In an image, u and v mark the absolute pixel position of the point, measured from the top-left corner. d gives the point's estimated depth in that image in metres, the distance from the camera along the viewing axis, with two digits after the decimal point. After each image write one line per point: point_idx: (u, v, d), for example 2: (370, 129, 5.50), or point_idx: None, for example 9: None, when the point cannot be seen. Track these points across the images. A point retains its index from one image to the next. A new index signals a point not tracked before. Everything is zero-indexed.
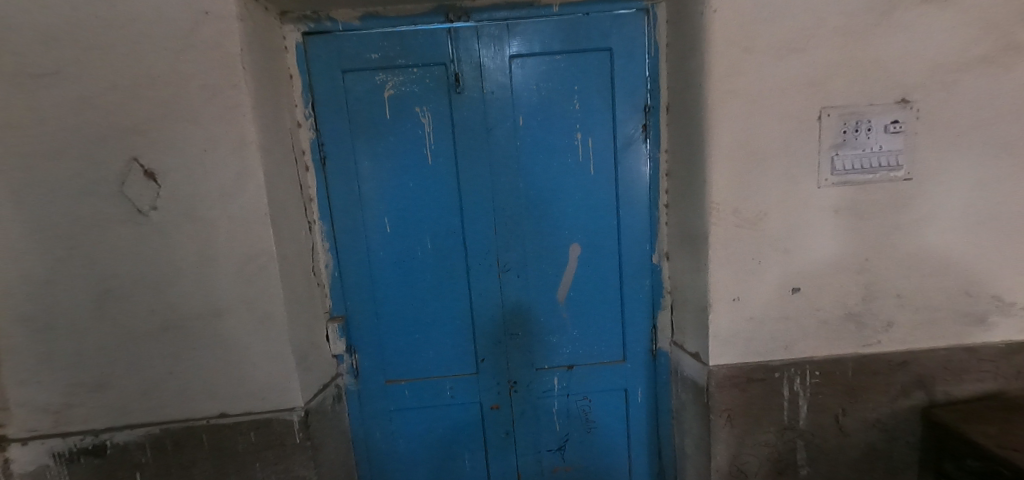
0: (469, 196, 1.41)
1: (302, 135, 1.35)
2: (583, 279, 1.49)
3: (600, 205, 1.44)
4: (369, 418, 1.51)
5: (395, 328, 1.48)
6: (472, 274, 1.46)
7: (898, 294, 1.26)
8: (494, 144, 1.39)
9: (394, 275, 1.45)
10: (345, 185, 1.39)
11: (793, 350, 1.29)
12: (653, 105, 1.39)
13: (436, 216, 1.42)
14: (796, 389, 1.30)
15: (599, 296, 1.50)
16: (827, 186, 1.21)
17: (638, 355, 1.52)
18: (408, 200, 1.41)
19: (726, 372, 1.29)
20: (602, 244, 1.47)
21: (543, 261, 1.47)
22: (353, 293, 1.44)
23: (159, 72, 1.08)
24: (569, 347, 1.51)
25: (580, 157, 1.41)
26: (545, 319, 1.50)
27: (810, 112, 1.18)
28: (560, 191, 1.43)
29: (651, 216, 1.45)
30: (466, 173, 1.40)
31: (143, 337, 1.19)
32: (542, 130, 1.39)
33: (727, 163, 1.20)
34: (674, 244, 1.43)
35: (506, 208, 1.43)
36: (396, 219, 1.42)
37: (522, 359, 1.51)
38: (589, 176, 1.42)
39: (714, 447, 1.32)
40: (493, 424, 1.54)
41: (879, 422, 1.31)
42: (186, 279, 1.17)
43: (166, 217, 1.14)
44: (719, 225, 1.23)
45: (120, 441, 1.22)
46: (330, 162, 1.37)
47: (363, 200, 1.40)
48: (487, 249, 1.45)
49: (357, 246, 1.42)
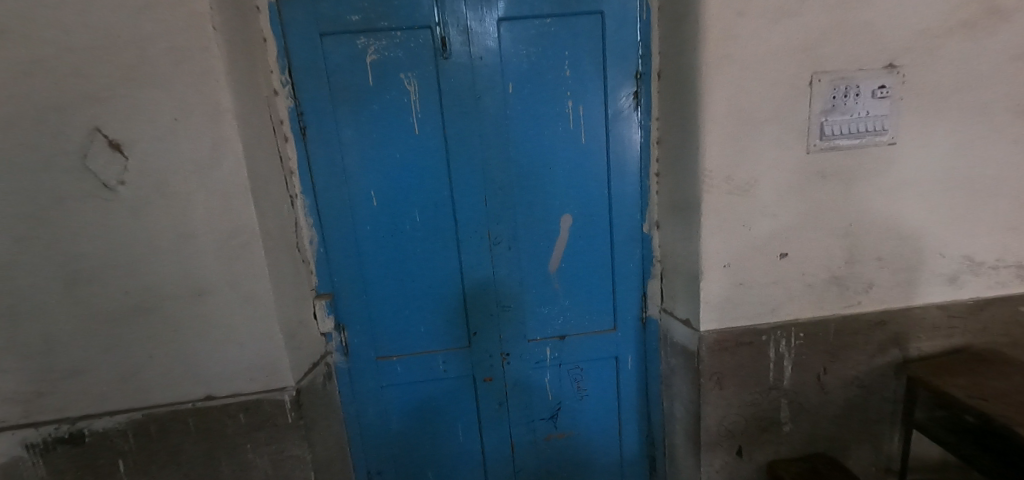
0: (458, 166, 1.37)
1: (280, 103, 1.27)
2: (575, 250, 1.48)
3: (591, 175, 1.43)
4: (360, 395, 1.49)
5: (384, 304, 1.45)
6: (463, 248, 1.43)
7: (879, 257, 1.31)
8: (483, 113, 1.35)
9: (382, 251, 1.41)
10: (328, 156, 1.32)
11: (779, 314, 1.33)
12: (644, 72, 1.37)
13: (425, 189, 1.38)
14: (782, 351, 1.34)
15: (590, 266, 1.50)
16: (815, 151, 1.23)
17: (629, 323, 1.54)
18: (395, 172, 1.36)
19: (716, 337, 1.32)
20: (593, 214, 1.46)
21: (534, 233, 1.45)
22: (341, 270, 1.40)
23: (119, 33, 0.99)
24: (561, 317, 1.52)
25: (571, 126, 1.39)
26: (537, 291, 1.50)
27: (802, 78, 1.18)
28: (551, 161, 1.40)
29: (641, 184, 1.45)
30: (455, 143, 1.36)
31: (118, 320, 1.12)
32: (532, 97, 1.36)
33: (719, 129, 1.20)
34: (664, 213, 1.43)
35: (496, 180, 1.39)
36: (382, 192, 1.37)
37: (514, 331, 1.51)
38: (581, 145, 1.40)
39: (704, 409, 1.37)
40: (486, 396, 1.54)
41: (857, 379, 1.38)
42: (163, 258, 1.10)
43: (137, 192, 1.06)
44: (711, 192, 1.23)
45: (99, 428, 1.17)
46: (310, 133, 1.30)
47: (347, 172, 1.34)
48: (478, 222, 1.42)
49: (343, 221, 1.37)
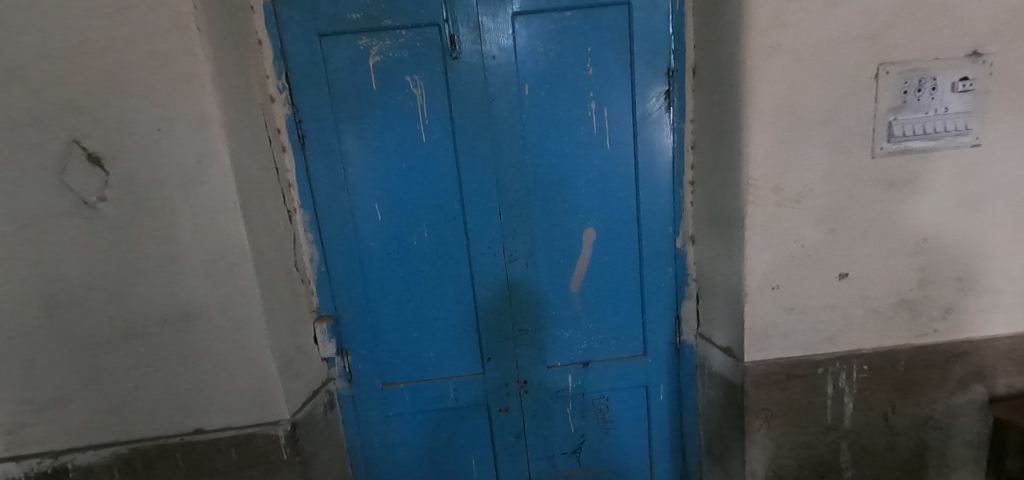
0: (469, 176, 1.25)
1: (277, 111, 1.18)
2: (599, 267, 1.34)
3: (617, 184, 1.28)
4: (365, 425, 1.37)
5: (390, 327, 1.33)
6: (475, 265, 1.30)
7: (959, 278, 1.12)
8: (496, 117, 1.22)
9: (388, 269, 1.29)
10: (328, 168, 1.22)
11: (838, 343, 1.15)
12: (677, 68, 1.22)
13: (433, 202, 1.26)
14: (841, 386, 1.16)
15: (616, 286, 1.35)
16: (882, 155, 1.05)
17: (661, 349, 1.38)
18: (401, 184, 1.25)
19: (763, 370, 1.15)
20: (619, 228, 1.31)
21: (553, 248, 1.32)
22: (343, 290, 1.29)
23: (97, 36, 0.91)
24: (584, 341, 1.37)
25: (594, 130, 1.25)
26: (557, 312, 1.35)
27: (865, 70, 1.01)
28: (572, 169, 1.27)
29: (674, 195, 1.29)
30: (465, 151, 1.24)
31: (101, 347, 1.04)
32: (550, 99, 1.23)
33: (766, 131, 1.04)
34: (701, 227, 1.27)
35: (512, 191, 1.27)
36: (386, 205, 1.26)
37: (532, 357, 1.37)
38: (605, 152, 1.26)
39: (750, 451, 1.19)
40: (502, 428, 1.41)
41: (932, 419, 1.18)
42: (147, 280, 1.01)
43: (118, 208, 0.98)
44: (757, 204, 1.07)
45: (83, 463, 1.08)
46: (309, 142, 1.20)
47: (349, 184, 1.24)
48: (492, 237, 1.29)
49: (345, 237, 1.26)
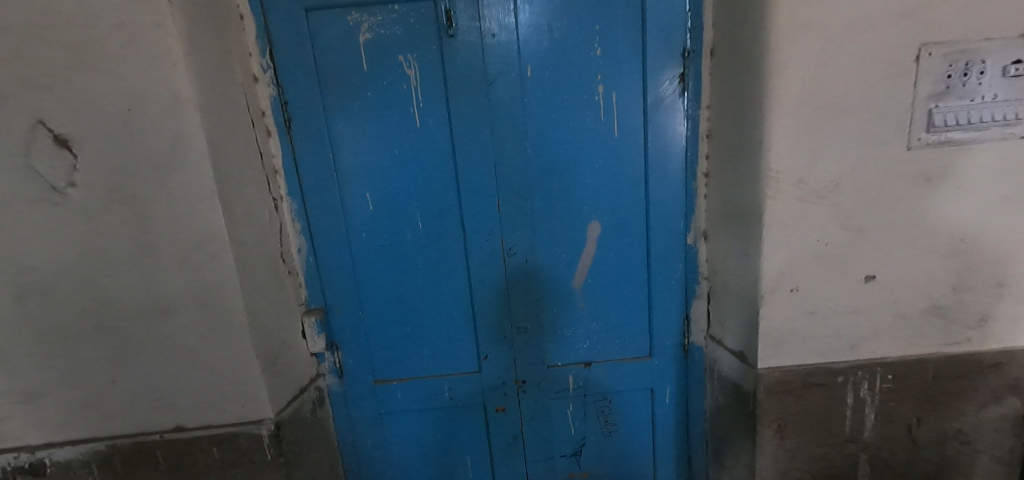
0: (466, 165, 1.17)
1: (261, 92, 1.11)
2: (604, 263, 1.26)
3: (624, 174, 1.19)
4: (357, 423, 1.32)
5: (383, 322, 1.27)
6: (472, 259, 1.23)
7: (999, 283, 1.02)
8: (496, 101, 1.14)
9: (380, 261, 1.23)
10: (317, 154, 1.15)
11: (860, 351, 1.06)
12: (693, 49, 1.12)
13: (429, 192, 1.19)
14: (862, 396, 1.08)
15: (622, 283, 1.27)
16: (919, 147, 0.95)
17: (668, 350, 1.31)
18: (394, 172, 1.17)
19: (778, 377, 1.07)
20: (626, 222, 1.23)
21: (555, 243, 1.24)
22: (333, 283, 1.23)
23: (60, 8, 0.84)
24: (586, 341, 1.30)
25: (602, 116, 1.16)
26: (558, 310, 1.28)
27: (905, 51, 0.91)
28: (577, 159, 1.18)
29: (687, 187, 1.20)
30: (463, 138, 1.15)
31: (76, 341, 0.99)
32: (554, 82, 1.14)
33: (791, 119, 0.94)
34: (714, 222, 1.19)
35: (512, 181, 1.19)
36: (378, 194, 1.18)
37: (532, 356, 1.30)
38: (613, 140, 1.17)
39: (761, 462, 1.12)
40: (499, 428, 1.35)
41: (960, 434, 1.09)
42: (121, 271, 0.96)
43: (88, 195, 0.92)
44: (778, 199, 0.98)
45: (61, 459, 1.04)
46: (296, 125, 1.13)
47: (339, 172, 1.16)
48: (491, 230, 1.21)
49: (334, 228, 1.19)
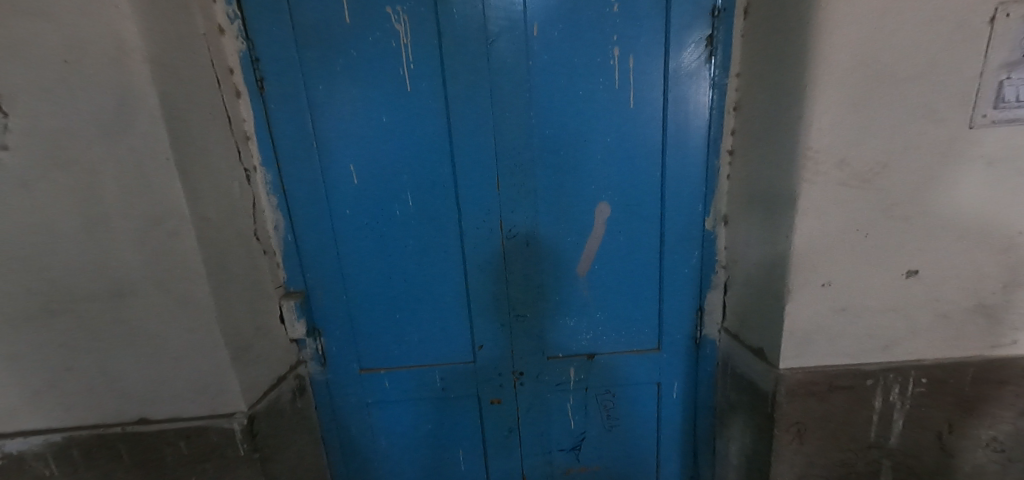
0: (462, 136, 1.04)
1: (229, 46, 0.97)
2: (613, 248, 1.14)
3: (639, 150, 1.07)
4: (342, 412, 1.23)
5: (369, 307, 1.17)
6: (467, 241, 1.12)
7: None
8: (496, 63, 1.00)
9: (366, 241, 1.11)
10: (294, 119, 1.02)
11: (893, 352, 0.96)
12: (724, 7, 0.98)
13: (420, 165, 1.07)
14: (891, 400, 0.99)
15: (632, 270, 1.16)
16: (983, 125, 0.83)
17: (678, 343, 1.21)
18: (381, 142, 1.05)
19: (801, 379, 0.97)
20: (639, 203, 1.11)
21: (560, 225, 1.12)
22: (315, 264, 1.12)
23: None
24: (590, 331, 1.21)
25: (616, 84, 1.02)
26: (561, 298, 1.18)
27: (978, 11, 0.77)
28: (586, 131, 1.05)
29: (708, 167, 1.08)
30: (459, 105, 1.02)
31: (19, 327, 0.87)
32: (563, 43, 1.00)
33: (837, 90, 0.82)
34: (737, 206, 1.07)
35: (513, 156, 1.06)
36: (362, 166, 1.06)
37: (531, 347, 1.21)
38: (628, 112, 1.04)
39: (776, 467, 1.04)
40: (494, 421, 1.26)
41: (994, 442, 1.01)
42: (64, 248, 0.83)
43: (23, 160, 0.78)
44: (815, 182, 0.86)
45: (12, 450, 0.95)
46: (269, 85, 0.99)
47: (319, 140, 1.04)
48: (488, 209, 1.10)
49: (315, 204, 1.07)
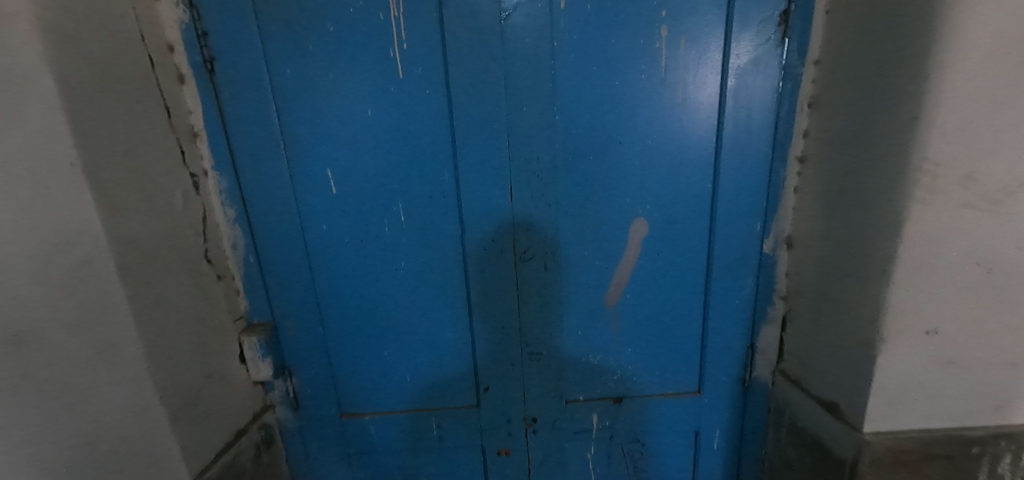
0: (467, 136, 0.84)
1: (167, 17, 0.75)
2: (648, 274, 0.94)
3: (687, 155, 0.87)
4: (319, 464, 1.03)
5: (351, 342, 0.96)
6: (472, 265, 0.92)
7: None
8: (511, 43, 0.79)
9: (347, 264, 0.91)
10: (253, 111, 0.80)
11: (1009, 416, 0.76)
12: None
13: (415, 172, 0.86)
14: (1001, 472, 0.79)
15: (670, 300, 0.96)
16: None
17: (722, 386, 1.01)
18: (366, 142, 0.84)
19: (891, 447, 0.77)
20: (682, 221, 0.91)
21: (585, 246, 0.92)
22: (283, 291, 0.91)
23: None
24: (618, 371, 1.01)
25: (662, 72, 0.82)
26: (583, 332, 0.98)
27: None
28: (622, 131, 0.85)
29: (771, 177, 0.87)
30: (463, 96, 0.81)
31: None
32: (597, 19, 0.79)
33: (974, 82, 0.61)
34: (807, 227, 0.86)
35: (530, 161, 0.86)
36: (342, 172, 0.85)
37: (546, 389, 1.01)
38: (675, 108, 0.84)
39: None
40: (501, 474, 1.06)
41: None
42: None
43: None
44: (929, 204, 0.66)
45: None
46: (220, 67, 0.78)
47: (286, 139, 0.82)
48: (499, 225, 0.89)
49: (282, 218, 0.86)
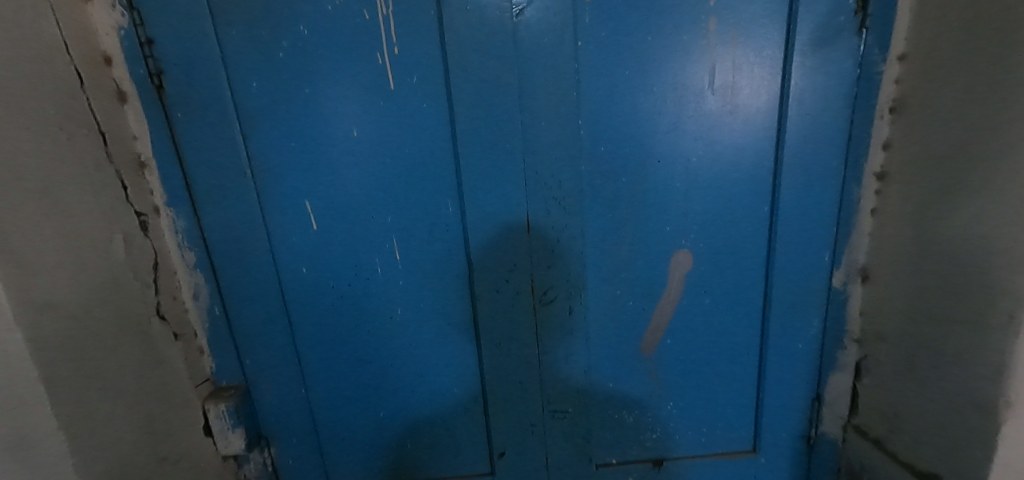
0: (475, 158, 0.69)
1: (101, 22, 0.61)
2: (693, 315, 0.79)
3: (739, 174, 0.72)
4: None
5: (340, 404, 0.81)
6: (482, 310, 0.77)
7: None
8: (526, 43, 0.65)
9: (333, 313, 0.76)
10: (212, 135, 0.66)
11: None
12: None
13: (412, 202, 0.71)
14: None
15: (719, 345, 0.81)
16: None
17: (783, 445, 0.85)
18: (352, 168, 0.69)
19: None
20: (734, 252, 0.75)
21: (617, 284, 0.77)
22: (255, 347, 0.76)
23: None
24: (658, 429, 0.85)
25: (709, 76, 0.67)
26: (616, 384, 0.82)
27: None
28: (661, 147, 0.70)
29: (844, 197, 0.72)
30: (469, 111, 0.67)
31: None
32: (631, 12, 0.65)
33: None
34: (890, 257, 0.71)
35: (552, 186, 0.71)
36: (323, 204, 0.70)
37: (573, 452, 0.85)
38: (725, 117, 0.69)
39: None
40: None
41: None
42: None
43: None
44: None
45: None
46: (170, 82, 0.64)
47: (255, 167, 0.68)
48: (514, 263, 0.74)
49: (253, 261, 0.72)
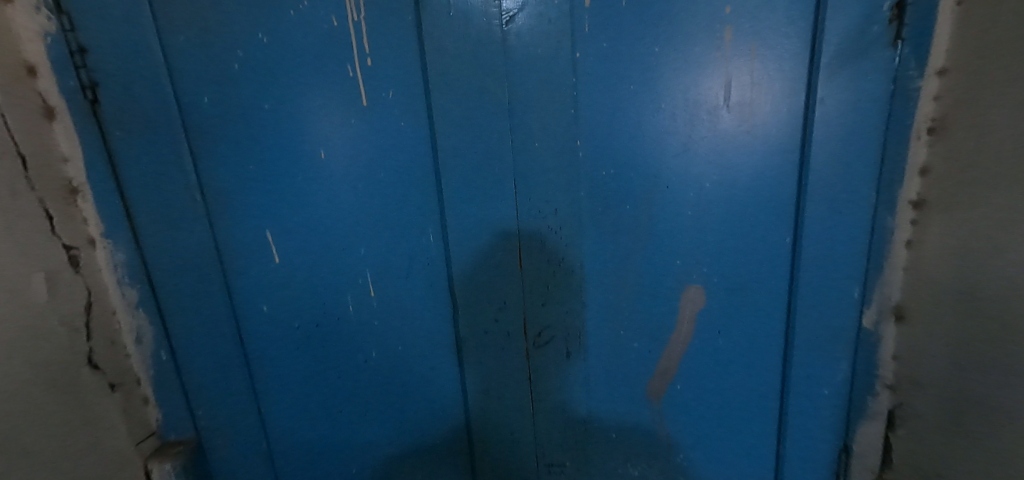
0: (460, 185, 0.61)
1: (22, 25, 0.52)
2: (705, 358, 0.70)
3: (757, 202, 0.63)
4: None
5: (306, 459, 0.71)
6: (468, 354, 0.68)
7: None
8: (517, 55, 0.57)
9: (298, 357, 0.67)
10: (157, 157, 0.58)
11: None
12: None
13: (388, 232, 0.63)
14: None
15: (735, 391, 0.72)
16: None
17: None
18: (319, 194, 0.61)
19: None
20: (751, 288, 0.67)
21: (619, 324, 0.68)
22: (210, 396, 0.66)
23: None
24: None
25: (724, 92, 0.59)
26: (619, 435, 0.74)
27: None
28: (670, 172, 0.63)
29: (875, 226, 0.63)
30: (453, 132, 0.60)
31: None
32: (636, 21, 0.58)
33: None
34: (930, 296, 0.62)
35: (547, 214, 0.63)
36: (286, 235, 0.62)
37: None
38: (741, 138, 0.61)
39: None
40: None
41: None
42: None
43: None
44: None
45: None
46: (108, 97, 0.56)
47: (208, 194, 0.59)
48: (504, 301, 0.66)
49: (206, 299, 0.63)
